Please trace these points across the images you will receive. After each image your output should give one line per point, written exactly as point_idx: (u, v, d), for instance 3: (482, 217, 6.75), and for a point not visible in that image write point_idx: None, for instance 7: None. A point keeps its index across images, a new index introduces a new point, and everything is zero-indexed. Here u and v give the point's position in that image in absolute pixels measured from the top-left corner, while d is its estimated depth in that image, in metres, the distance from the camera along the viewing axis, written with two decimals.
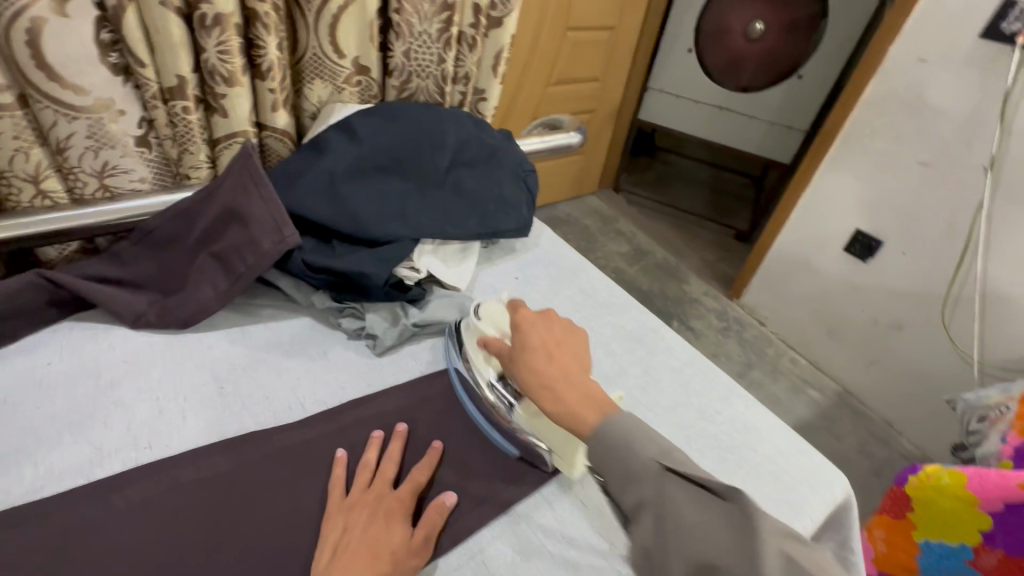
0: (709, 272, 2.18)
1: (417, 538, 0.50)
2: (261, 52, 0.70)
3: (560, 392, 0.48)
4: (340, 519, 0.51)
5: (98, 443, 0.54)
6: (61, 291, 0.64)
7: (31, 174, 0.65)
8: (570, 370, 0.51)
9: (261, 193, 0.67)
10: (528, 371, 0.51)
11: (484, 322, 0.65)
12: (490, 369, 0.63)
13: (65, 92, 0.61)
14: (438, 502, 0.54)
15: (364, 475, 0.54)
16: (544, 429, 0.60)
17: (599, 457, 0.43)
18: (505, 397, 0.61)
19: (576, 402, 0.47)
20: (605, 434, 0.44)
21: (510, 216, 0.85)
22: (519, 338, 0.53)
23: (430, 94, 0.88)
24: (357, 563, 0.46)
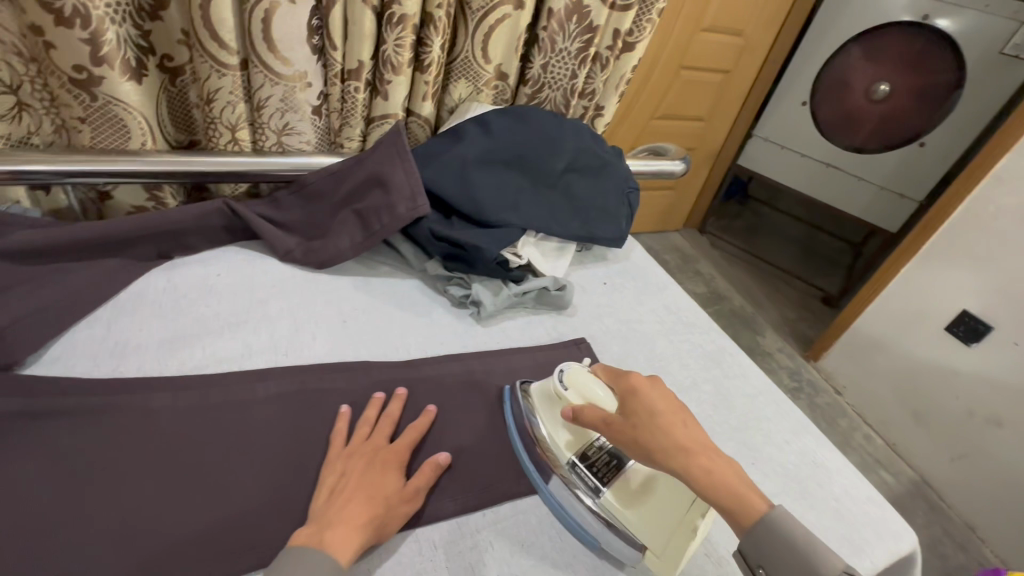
0: (786, 329, 2.11)
1: (409, 490, 0.54)
2: (426, 50, 0.82)
3: (710, 467, 0.45)
4: (339, 464, 0.54)
5: (248, 342, 0.66)
6: (236, 220, 0.77)
7: (232, 123, 0.80)
8: (710, 446, 0.48)
9: (403, 165, 0.78)
10: (668, 445, 0.47)
11: (570, 393, 0.58)
12: (568, 448, 0.59)
13: (276, 62, 0.75)
14: (432, 460, 0.57)
15: (363, 428, 0.58)
16: (641, 521, 0.53)
17: (772, 554, 0.42)
18: (589, 479, 0.57)
19: (734, 486, 0.44)
20: (780, 527, 0.42)
21: (608, 225, 0.91)
22: (641, 404, 0.50)
23: (556, 105, 0.96)
24: (355, 504, 0.50)
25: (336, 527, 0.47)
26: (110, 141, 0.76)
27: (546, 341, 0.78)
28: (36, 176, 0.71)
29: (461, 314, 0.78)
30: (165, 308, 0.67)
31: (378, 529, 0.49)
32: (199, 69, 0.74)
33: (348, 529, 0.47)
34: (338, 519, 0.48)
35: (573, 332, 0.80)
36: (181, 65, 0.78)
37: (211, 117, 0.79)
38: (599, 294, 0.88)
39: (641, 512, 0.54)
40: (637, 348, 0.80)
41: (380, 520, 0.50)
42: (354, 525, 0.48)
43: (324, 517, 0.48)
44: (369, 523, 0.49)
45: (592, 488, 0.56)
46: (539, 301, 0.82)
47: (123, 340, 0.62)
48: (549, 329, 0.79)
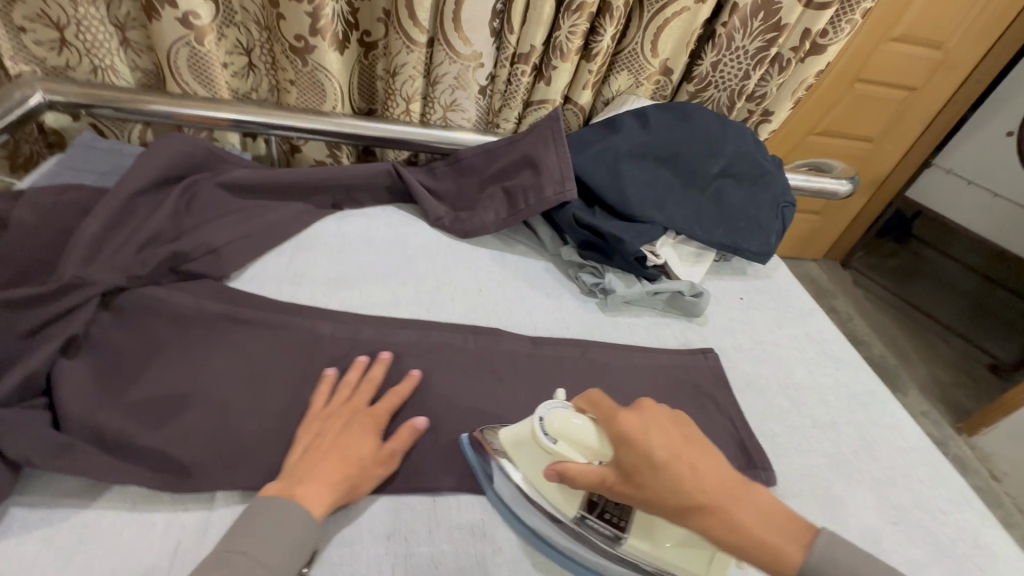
0: (934, 391, 1.82)
1: (385, 452, 0.52)
2: (597, 39, 0.83)
3: (723, 514, 0.44)
4: (316, 426, 0.53)
5: (396, 293, 0.72)
6: (398, 182, 0.85)
7: (408, 95, 0.88)
8: (701, 468, 0.45)
9: (556, 150, 0.80)
10: (680, 482, 0.44)
11: (557, 446, 0.48)
12: (568, 505, 0.50)
13: (458, 42, 0.81)
14: (408, 424, 0.55)
15: (345, 391, 0.56)
16: (673, 553, 0.49)
17: None
18: (605, 529, 0.50)
19: (764, 540, 0.43)
20: (831, 562, 0.43)
21: (756, 238, 0.85)
22: (635, 452, 0.45)
23: (719, 105, 0.92)
24: (327, 464, 0.49)
25: (307, 491, 0.47)
26: (311, 102, 0.88)
27: (672, 345, 0.74)
28: (251, 125, 0.85)
29: (587, 302, 0.78)
30: (334, 252, 0.76)
31: (349, 492, 0.49)
32: (391, 45, 0.82)
33: (321, 488, 0.47)
34: (311, 480, 0.47)
35: (703, 341, 0.76)
36: (376, 40, 0.87)
37: (392, 88, 0.87)
38: (734, 309, 0.83)
39: (680, 550, 0.49)
40: (771, 371, 0.74)
41: (354, 482, 0.49)
42: (326, 485, 0.47)
43: (297, 475, 0.48)
44: (339, 484, 0.48)
45: (609, 536, 0.50)
46: (669, 304, 0.79)
47: (300, 272, 0.71)
48: (678, 334, 0.76)
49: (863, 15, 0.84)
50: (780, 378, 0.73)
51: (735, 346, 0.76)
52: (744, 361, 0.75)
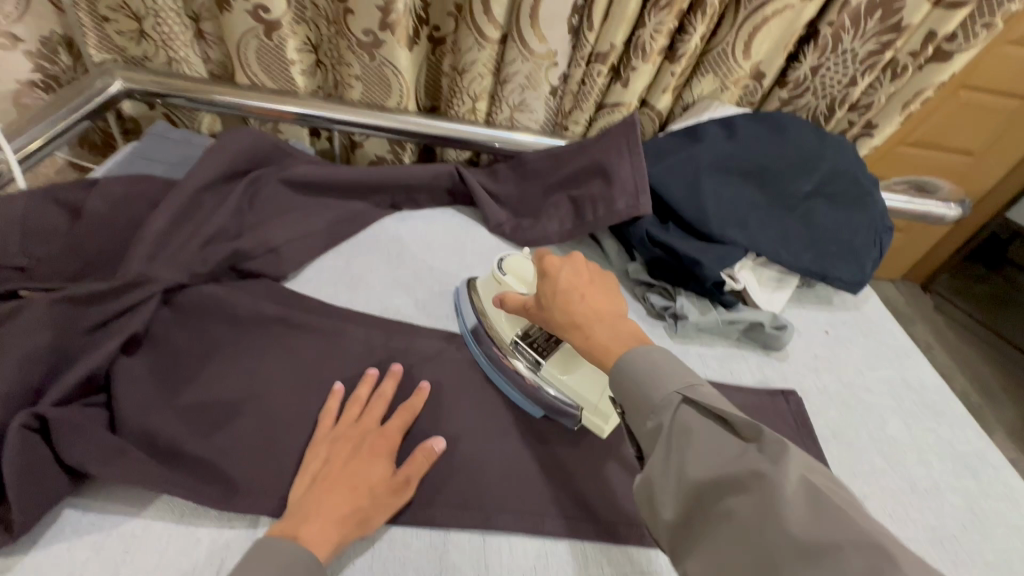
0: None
1: (399, 479, 0.48)
2: (685, 38, 0.76)
3: (588, 330, 0.51)
4: (323, 448, 0.49)
5: (452, 304, 0.69)
6: (459, 184, 0.81)
7: (476, 93, 0.84)
8: (600, 302, 0.53)
9: (631, 159, 0.74)
10: (562, 309, 0.52)
11: (506, 279, 0.63)
12: (508, 328, 0.60)
13: (533, 39, 0.76)
14: (424, 445, 0.51)
15: (353, 409, 0.53)
16: (572, 384, 0.56)
17: (620, 388, 0.46)
18: (530, 354, 0.58)
19: (611, 347, 0.49)
20: (635, 375, 0.45)
21: (850, 265, 0.75)
22: (550, 284, 0.54)
23: (815, 114, 0.82)
24: (335, 496, 0.45)
25: (313, 523, 0.43)
26: (375, 97, 0.85)
27: (747, 383, 0.67)
28: (316, 120, 0.83)
29: (654, 326, 0.72)
30: (391, 255, 0.73)
31: (359, 523, 0.45)
32: (462, 40, 0.78)
33: (325, 522, 0.43)
34: (315, 514, 0.44)
35: (782, 380, 0.69)
36: (445, 35, 0.84)
37: (459, 86, 0.83)
38: (818, 345, 0.75)
39: (574, 377, 0.56)
40: (861, 420, 0.66)
41: (364, 515, 0.45)
42: (331, 518, 0.44)
43: (301, 509, 0.44)
44: (349, 519, 0.44)
45: (532, 362, 0.58)
46: (745, 335, 0.72)
47: (357, 276, 0.69)
48: (753, 370, 0.69)
49: (1001, 17, 0.72)
50: (872, 429, 0.65)
51: (819, 388, 0.68)
52: (829, 406, 0.67)
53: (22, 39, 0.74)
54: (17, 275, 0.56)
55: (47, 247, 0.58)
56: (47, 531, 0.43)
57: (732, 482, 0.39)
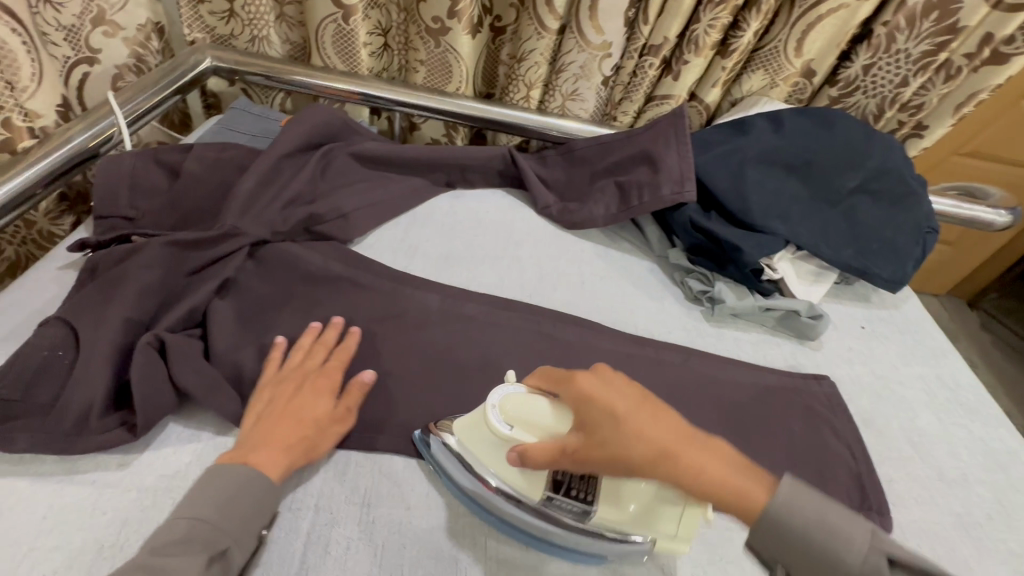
0: None
1: (339, 410, 0.52)
2: (738, 34, 0.78)
3: (683, 469, 0.37)
4: (268, 390, 0.51)
5: (501, 277, 0.74)
6: (511, 167, 0.85)
7: (531, 81, 0.88)
8: (659, 429, 0.39)
9: (678, 148, 0.77)
10: (631, 436, 0.38)
11: (515, 430, 0.47)
12: (534, 487, 0.47)
13: (590, 31, 0.80)
14: (358, 379, 0.54)
15: (297, 355, 0.55)
16: (639, 517, 0.45)
17: (786, 547, 0.35)
18: (572, 505, 0.47)
19: (725, 478, 0.37)
20: (783, 524, 0.35)
21: (889, 263, 0.77)
22: (602, 412, 0.40)
23: (864, 113, 0.84)
24: (283, 430, 0.48)
25: (263, 453, 0.46)
26: (436, 81, 0.91)
27: (780, 366, 0.70)
28: (378, 100, 0.89)
29: (691, 309, 0.75)
30: (446, 229, 0.78)
31: (308, 450, 0.48)
32: (523, 30, 0.83)
33: (274, 449, 0.46)
34: (263, 444, 0.46)
35: (814, 367, 0.71)
36: (506, 25, 0.88)
37: (516, 74, 0.88)
38: (853, 338, 0.76)
39: (640, 514, 0.45)
40: (892, 412, 0.67)
41: (311, 442, 0.49)
42: (284, 446, 0.47)
43: (250, 443, 0.47)
44: (297, 445, 0.47)
45: (576, 512, 0.47)
46: (780, 323, 0.74)
47: (415, 245, 0.75)
48: (785, 355, 0.71)
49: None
50: (901, 420, 0.66)
51: (850, 377, 0.70)
52: (860, 395, 0.69)
53: (124, 26, 0.78)
54: (125, 224, 0.64)
55: (151, 200, 0.65)
56: (154, 437, 0.48)
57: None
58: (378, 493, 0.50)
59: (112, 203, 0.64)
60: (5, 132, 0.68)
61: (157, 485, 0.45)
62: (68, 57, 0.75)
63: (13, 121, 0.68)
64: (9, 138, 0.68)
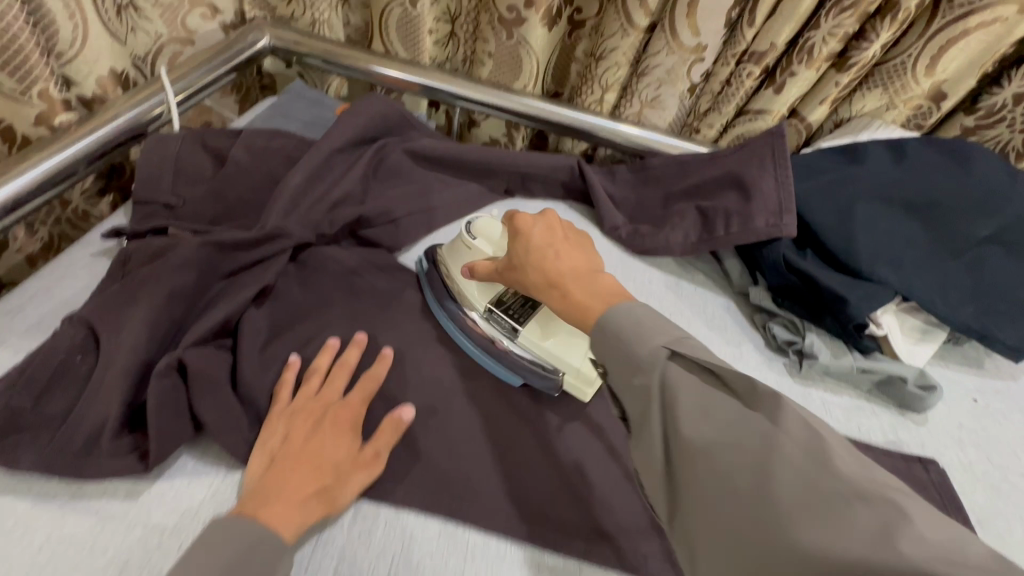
0: None
1: (366, 453, 0.45)
2: (861, 46, 0.67)
3: (567, 290, 0.46)
4: (280, 426, 0.45)
5: None
6: (578, 180, 0.77)
7: (608, 83, 0.79)
8: (567, 258, 0.48)
9: (775, 174, 0.67)
10: (535, 268, 0.48)
11: (478, 244, 0.57)
12: (480, 297, 0.56)
13: (685, 32, 0.70)
14: (393, 415, 0.48)
15: (312, 382, 0.49)
16: (556, 346, 0.53)
17: (598, 347, 0.42)
18: (506, 322, 0.55)
19: (563, 279, 0.46)
20: (612, 322, 0.42)
21: (1021, 330, 0.64)
22: (522, 243, 0.50)
23: (1003, 149, 0.72)
24: (298, 476, 0.41)
25: (273, 508, 0.39)
26: (502, 77, 0.84)
27: (878, 443, 0.59)
28: (437, 92, 0.82)
29: (774, 361, 0.65)
30: None
31: (326, 501, 0.42)
32: (606, 25, 0.74)
33: (292, 501, 0.40)
34: (276, 493, 0.40)
35: (919, 447, 0.60)
36: (586, 18, 0.80)
37: (593, 74, 0.79)
38: (965, 414, 0.65)
39: (557, 337, 0.54)
40: (1016, 513, 0.56)
41: (331, 491, 0.42)
42: (298, 498, 0.40)
43: (260, 491, 0.40)
44: (314, 496, 0.41)
45: (507, 329, 0.55)
46: (878, 388, 0.64)
47: None
48: (885, 429, 0.61)
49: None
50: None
51: (967, 466, 0.59)
52: (977, 488, 0.58)
53: (220, 10, 0.80)
54: (164, 212, 0.59)
55: (194, 189, 0.61)
56: (165, 468, 0.43)
57: (817, 499, 0.31)
58: (410, 564, 0.43)
59: (155, 189, 0.59)
60: (41, 104, 0.61)
61: (165, 527, 0.40)
62: (159, 34, 0.74)
63: (48, 93, 0.61)
64: (45, 111, 0.61)
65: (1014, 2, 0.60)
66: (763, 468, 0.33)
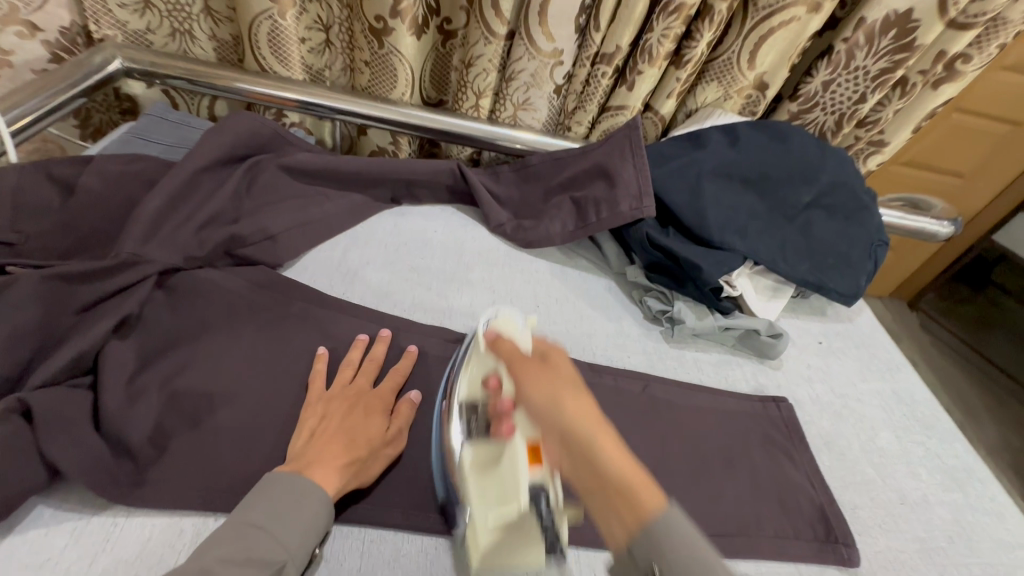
0: (994, 459, 1.74)
1: (391, 432, 0.51)
2: (691, 45, 0.76)
3: (587, 438, 0.38)
4: (319, 407, 0.51)
5: (450, 301, 0.69)
6: (461, 182, 0.80)
7: (481, 89, 0.83)
8: (566, 372, 0.44)
9: (634, 163, 0.74)
10: (530, 389, 0.42)
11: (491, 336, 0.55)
12: (471, 385, 0.53)
13: (540, 37, 0.76)
14: (407, 398, 0.54)
15: (345, 373, 0.54)
16: (474, 490, 0.47)
17: (651, 540, 0.33)
18: (466, 424, 0.50)
19: (636, 479, 0.36)
20: (664, 533, 0.33)
21: (845, 277, 0.76)
22: (548, 373, 0.43)
23: (821, 129, 0.84)
24: (334, 448, 0.47)
25: (315, 471, 0.44)
26: (380, 87, 0.85)
27: (741, 389, 0.68)
28: (315, 107, 0.82)
29: (651, 330, 0.72)
30: (389, 250, 0.72)
31: (359, 473, 0.47)
32: (471, 35, 0.78)
33: (329, 468, 0.45)
34: (320, 459, 0.45)
35: (775, 389, 0.69)
36: (456, 28, 0.83)
37: (465, 81, 0.83)
38: (813, 355, 0.75)
39: (487, 481, 0.47)
40: (853, 431, 0.66)
41: (362, 466, 0.47)
42: (334, 465, 0.45)
43: (303, 458, 0.46)
44: (350, 467, 0.46)
45: (462, 435, 0.50)
46: (740, 342, 0.72)
47: (354, 270, 0.68)
48: (746, 377, 0.69)
49: (1016, 40, 0.72)
50: (862, 440, 0.65)
51: (813, 397, 0.69)
52: (822, 415, 0.67)
53: (40, 27, 0.75)
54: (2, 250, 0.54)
55: (38, 223, 0.56)
56: (20, 520, 0.42)
57: None
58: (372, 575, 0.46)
59: None
60: None
61: (141, 531, 0.43)
62: None
63: None
64: None
65: (802, 4, 0.71)
66: None
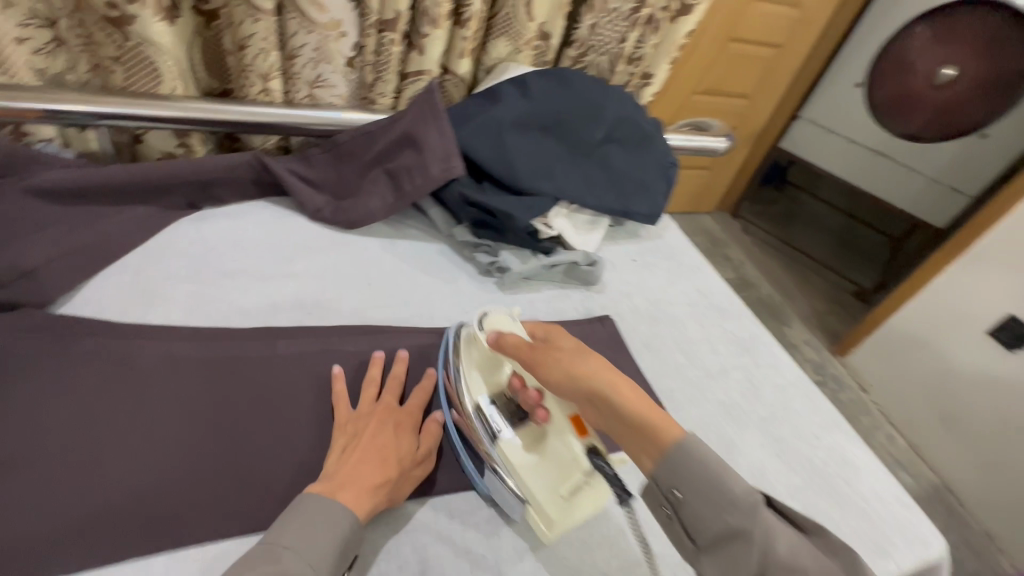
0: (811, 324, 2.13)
1: (422, 452, 0.54)
2: (466, 3, 0.78)
3: (611, 398, 0.46)
4: (349, 427, 0.53)
5: (274, 299, 0.66)
6: (264, 174, 0.75)
7: (264, 71, 0.77)
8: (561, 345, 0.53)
9: (437, 126, 0.74)
10: (540, 372, 0.52)
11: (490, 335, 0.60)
12: (474, 384, 0.58)
13: (312, 8, 0.73)
14: (433, 419, 0.58)
15: (369, 390, 0.57)
16: (532, 478, 0.53)
17: (686, 471, 0.40)
18: (490, 425, 0.56)
19: (662, 422, 0.43)
20: (694, 459, 0.40)
21: (644, 200, 0.86)
22: (547, 355, 0.52)
23: (601, 70, 0.92)
24: (369, 463, 0.49)
25: (348, 493, 0.47)
26: (143, 84, 0.75)
27: (572, 317, 0.75)
28: (69, 115, 0.69)
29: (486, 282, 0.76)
30: (194, 259, 0.66)
31: (392, 490, 0.50)
32: (235, 14, 0.72)
33: (360, 489, 0.47)
34: (349, 481, 0.48)
35: (601, 309, 0.77)
36: (217, 8, 0.76)
37: (244, 64, 0.76)
38: (630, 273, 0.85)
39: (536, 467, 0.54)
40: (666, 330, 0.77)
41: (392, 485, 0.50)
42: (363, 487, 0.47)
43: (336, 477, 0.48)
44: (384, 485, 0.49)
45: (490, 435, 0.55)
46: (566, 276, 0.79)
47: (154, 288, 0.62)
48: (575, 305, 0.76)
49: None
50: (674, 335, 0.76)
51: (631, 308, 0.79)
52: (640, 322, 0.77)
53: None
54: None
55: None
56: None
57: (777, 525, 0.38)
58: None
59: None
60: None
61: None
62: None
63: None
64: None
65: None
66: (745, 541, 0.37)
